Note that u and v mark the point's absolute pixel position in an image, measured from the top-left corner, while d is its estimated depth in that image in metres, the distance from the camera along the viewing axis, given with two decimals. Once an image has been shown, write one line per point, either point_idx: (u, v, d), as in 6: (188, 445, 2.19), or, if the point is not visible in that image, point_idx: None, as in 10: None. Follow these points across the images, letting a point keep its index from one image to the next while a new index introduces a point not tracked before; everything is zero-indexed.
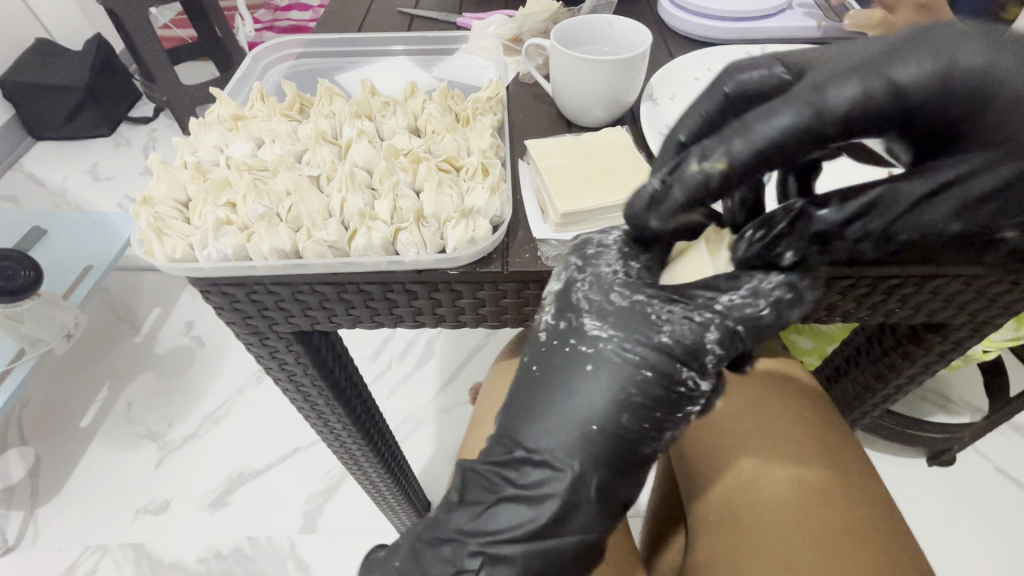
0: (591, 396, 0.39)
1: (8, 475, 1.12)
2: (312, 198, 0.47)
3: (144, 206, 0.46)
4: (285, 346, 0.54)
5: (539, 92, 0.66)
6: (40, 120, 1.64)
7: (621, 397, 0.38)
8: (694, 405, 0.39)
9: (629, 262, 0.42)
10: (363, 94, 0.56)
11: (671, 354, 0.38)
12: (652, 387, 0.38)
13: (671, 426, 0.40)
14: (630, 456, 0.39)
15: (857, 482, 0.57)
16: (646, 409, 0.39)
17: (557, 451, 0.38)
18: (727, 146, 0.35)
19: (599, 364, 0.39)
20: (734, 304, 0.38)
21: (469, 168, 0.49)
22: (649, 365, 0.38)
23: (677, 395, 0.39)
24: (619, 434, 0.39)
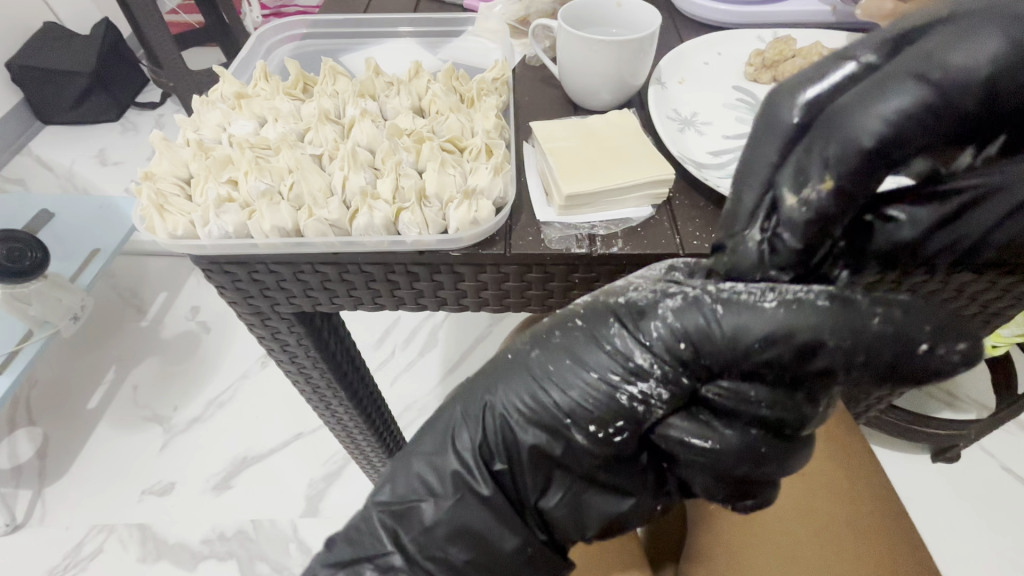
0: (533, 348, 0.40)
1: (17, 454, 1.13)
2: (313, 176, 0.46)
3: (145, 182, 0.45)
4: (287, 327, 0.55)
5: (547, 77, 0.65)
6: (47, 105, 1.64)
7: (555, 353, 0.39)
8: (626, 383, 0.37)
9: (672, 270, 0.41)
10: (367, 74, 0.55)
11: (623, 325, 0.38)
12: (591, 352, 0.38)
13: (588, 394, 0.37)
14: (548, 420, 0.38)
15: (864, 481, 0.56)
16: (583, 373, 0.38)
17: (489, 402, 0.40)
18: (831, 165, 0.33)
19: (549, 322, 0.41)
20: (732, 292, 0.35)
21: (473, 149, 0.49)
22: (595, 332, 0.38)
23: (609, 359, 0.37)
24: (543, 391, 0.38)
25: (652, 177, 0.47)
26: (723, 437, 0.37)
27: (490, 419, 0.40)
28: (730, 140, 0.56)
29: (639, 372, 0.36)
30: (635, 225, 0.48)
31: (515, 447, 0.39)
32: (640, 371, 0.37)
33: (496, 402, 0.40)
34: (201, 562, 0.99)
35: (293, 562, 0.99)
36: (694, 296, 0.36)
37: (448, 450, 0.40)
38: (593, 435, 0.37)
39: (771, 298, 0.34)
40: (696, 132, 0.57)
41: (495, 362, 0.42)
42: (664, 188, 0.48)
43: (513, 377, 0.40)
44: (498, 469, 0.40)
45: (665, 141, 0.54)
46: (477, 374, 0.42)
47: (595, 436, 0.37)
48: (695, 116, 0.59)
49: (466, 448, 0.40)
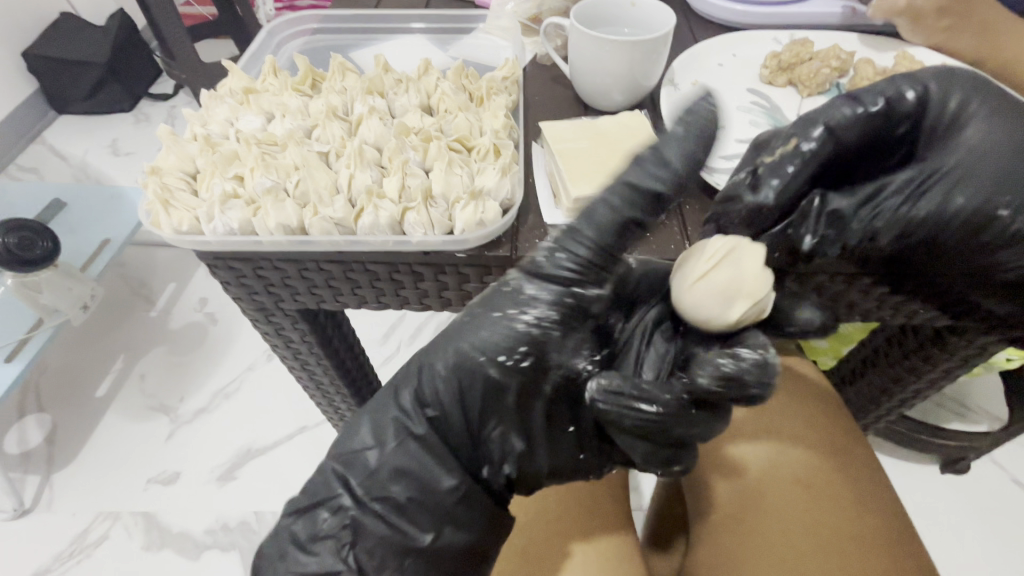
0: (451, 316, 0.44)
1: (26, 440, 1.15)
2: (320, 173, 0.45)
3: (151, 176, 0.45)
4: (291, 324, 0.55)
5: (558, 76, 0.64)
6: (62, 95, 1.65)
7: (465, 321, 0.43)
8: (521, 310, 0.40)
9: None
10: (376, 70, 0.54)
11: (509, 289, 0.42)
12: (485, 315, 0.42)
13: (501, 335, 0.41)
14: (464, 359, 0.42)
15: (874, 497, 0.54)
16: (484, 331, 0.41)
17: (418, 357, 0.45)
18: (766, 183, 0.44)
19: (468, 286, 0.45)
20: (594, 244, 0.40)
21: (480, 149, 0.48)
22: (490, 299, 0.42)
23: (509, 306, 0.41)
24: (460, 330, 0.43)
25: None
26: (656, 395, 0.38)
27: (415, 368, 0.44)
28: (742, 145, 0.55)
29: (532, 302, 0.40)
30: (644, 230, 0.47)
31: (450, 392, 0.42)
32: (533, 302, 0.40)
33: (423, 353, 0.45)
34: (204, 552, 1.00)
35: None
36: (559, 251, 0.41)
37: (406, 432, 0.43)
38: (504, 365, 0.40)
39: (625, 232, 0.39)
40: (708, 135, 0.56)
41: (433, 333, 0.46)
42: None
43: (438, 351, 0.43)
44: (432, 415, 0.43)
45: None
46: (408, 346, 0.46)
47: (503, 365, 0.40)
48: None
49: (404, 409, 0.44)
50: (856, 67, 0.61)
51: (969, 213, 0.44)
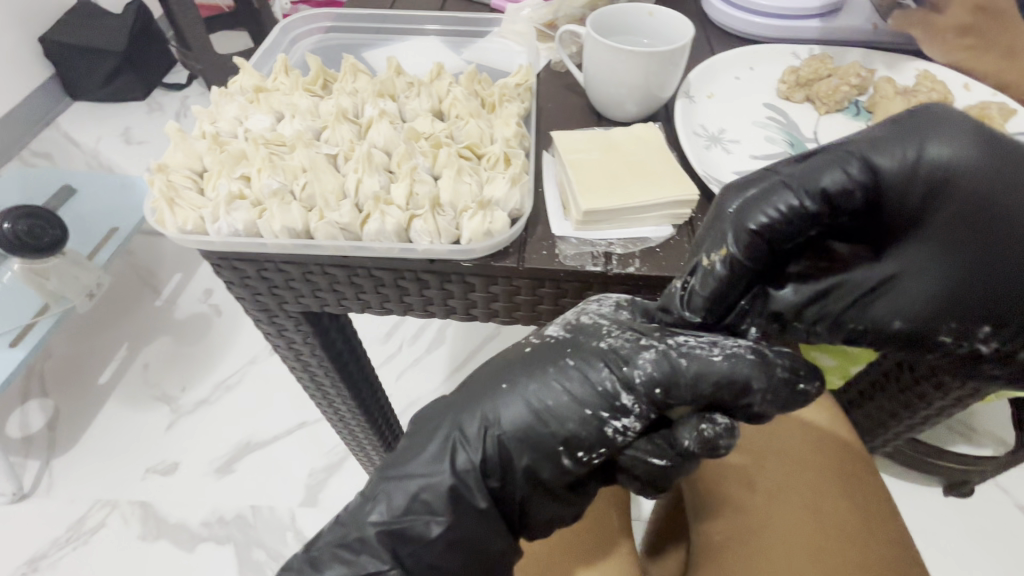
0: (519, 402, 0.40)
1: (28, 424, 1.15)
2: (327, 176, 0.44)
3: (159, 173, 0.45)
4: (293, 325, 0.55)
5: (573, 83, 0.63)
6: (77, 81, 1.66)
7: (536, 412, 0.40)
8: (613, 416, 0.39)
9: (629, 314, 0.43)
10: (389, 73, 0.54)
11: (601, 390, 0.39)
12: (564, 410, 0.39)
13: (580, 427, 0.39)
14: (535, 442, 0.40)
15: (868, 504, 0.55)
16: (561, 428, 0.39)
17: (484, 425, 0.41)
18: (722, 258, 0.39)
19: (534, 356, 0.42)
20: (687, 345, 0.39)
21: (490, 157, 0.47)
22: (566, 390, 0.40)
23: (597, 398, 0.39)
24: (538, 414, 0.40)
25: (674, 198, 0.46)
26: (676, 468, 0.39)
27: (481, 441, 0.40)
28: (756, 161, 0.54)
29: (617, 401, 0.39)
30: (653, 246, 0.46)
31: (521, 467, 0.40)
32: (620, 405, 0.39)
33: (489, 427, 0.40)
34: (200, 544, 1.00)
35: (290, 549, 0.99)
36: (662, 351, 0.39)
37: (444, 463, 0.40)
38: (578, 460, 0.39)
39: (716, 350, 0.38)
40: (723, 150, 0.55)
41: (470, 381, 0.43)
42: (685, 209, 0.47)
43: (502, 428, 0.40)
44: (492, 484, 0.41)
45: (689, 157, 0.52)
46: (451, 407, 0.42)
47: (572, 457, 0.39)
48: (723, 132, 0.57)
49: (462, 469, 0.40)
50: (875, 85, 0.60)
51: (925, 334, 0.38)
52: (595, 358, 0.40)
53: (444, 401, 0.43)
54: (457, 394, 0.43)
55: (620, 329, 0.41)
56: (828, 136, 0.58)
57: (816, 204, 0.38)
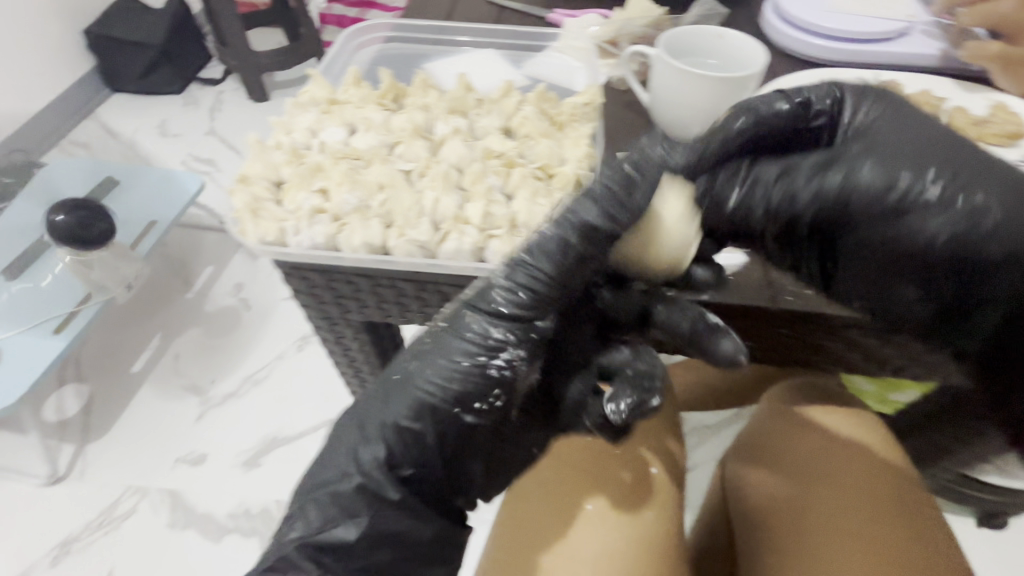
0: (413, 383, 0.41)
1: (64, 409, 1.18)
2: (405, 194, 0.45)
3: (241, 185, 0.46)
4: (352, 334, 0.55)
5: (631, 100, 0.63)
6: (117, 74, 1.69)
7: (426, 387, 0.41)
8: (492, 360, 0.41)
9: (490, 267, 0.44)
10: (459, 89, 0.54)
11: (479, 348, 0.40)
12: (450, 377, 0.41)
13: (466, 383, 0.41)
14: (444, 400, 0.41)
15: (916, 510, 0.56)
16: (455, 391, 0.41)
17: (409, 393, 0.42)
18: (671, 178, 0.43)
19: (450, 318, 0.42)
20: (549, 291, 0.41)
21: (563, 178, 0.48)
22: (450, 359, 0.41)
23: (476, 356, 0.40)
24: (447, 376, 0.41)
25: None
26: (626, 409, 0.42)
27: (406, 409, 0.41)
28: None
29: (506, 355, 0.41)
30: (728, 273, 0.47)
31: (443, 423, 0.41)
32: (506, 353, 0.41)
33: (412, 394, 0.41)
34: (226, 535, 1.02)
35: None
36: (525, 297, 0.41)
37: (378, 472, 0.40)
38: (478, 413, 0.41)
39: (584, 286, 0.41)
40: None
41: (366, 389, 0.43)
42: None
43: (399, 418, 0.41)
44: (407, 474, 0.41)
45: None
46: (354, 414, 0.42)
47: (481, 406, 0.41)
48: None
49: (368, 467, 0.40)
50: (947, 114, 0.59)
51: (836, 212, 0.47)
52: (463, 316, 0.41)
53: (349, 409, 0.43)
54: (352, 410, 0.42)
55: (477, 288, 0.42)
56: None
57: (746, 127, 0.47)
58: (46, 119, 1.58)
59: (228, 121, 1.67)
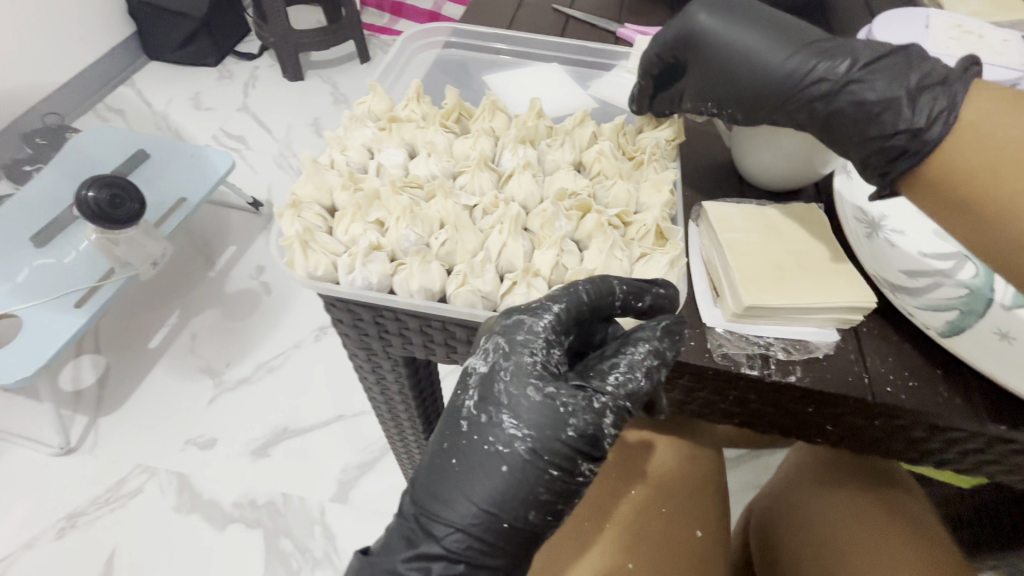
0: (488, 486, 0.34)
1: (79, 378, 1.17)
2: (468, 234, 0.41)
3: (291, 208, 0.42)
4: (390, 365, 0.53)
5: (707, 133, 0.59)
6: (156, 42, 1.67)
7: (508, 492, 0.34)
8: (584, 465, 0.35)
9: (554, 348, 0.36)
10: (529, 115, 0.50)
11: (567, 448, 0.34)
12: (541, 480, 0.34)
13: (555, 486, 0.35)
14: (515, 508, 0.34)
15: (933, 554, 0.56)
16: (541, 492, 0.35)
17: (467, 498, 0.34)
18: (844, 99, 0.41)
19: (533, 420, 0.34)
20: (620, 382, 0.36)
21: (641, 228, 0.43)
22: (528, 456, 0.34)
23: (564, 457, 0.34)
24: (532, 484, 0.34)
25: (846, 303, 0.41)
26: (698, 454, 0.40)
27: (472, 515, 0.34)
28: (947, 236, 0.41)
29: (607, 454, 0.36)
30: (818, 353, 0.41)
31: (523, 532, 0.35)
32: (603, 453, 0.36)
33: (479, 501, 0.34)
34: (230, 524, 0.99)
35: (315, 545, 0.98)
36: (593, 390, 0.36)
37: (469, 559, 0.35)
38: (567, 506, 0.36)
39: (642, 352, 0.37)
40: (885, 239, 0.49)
41: (427, 463, 0.37)
42: (858, 315, 0.41)
43: (479, 517, 0.34)
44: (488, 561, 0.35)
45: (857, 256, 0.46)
46: (424, 482, 0.36)
47: (557, 513, 0.36)
48: None
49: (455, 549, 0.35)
50: None
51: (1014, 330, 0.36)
52: (545, 417, 0.34)
53: (417, 474, 0.37)
54: (421, 468, 0.37)
55: (547, 380, 0.35)
56: None
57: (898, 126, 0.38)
58: (82, 82, 1.56)
59: (261, 99, 1.64)
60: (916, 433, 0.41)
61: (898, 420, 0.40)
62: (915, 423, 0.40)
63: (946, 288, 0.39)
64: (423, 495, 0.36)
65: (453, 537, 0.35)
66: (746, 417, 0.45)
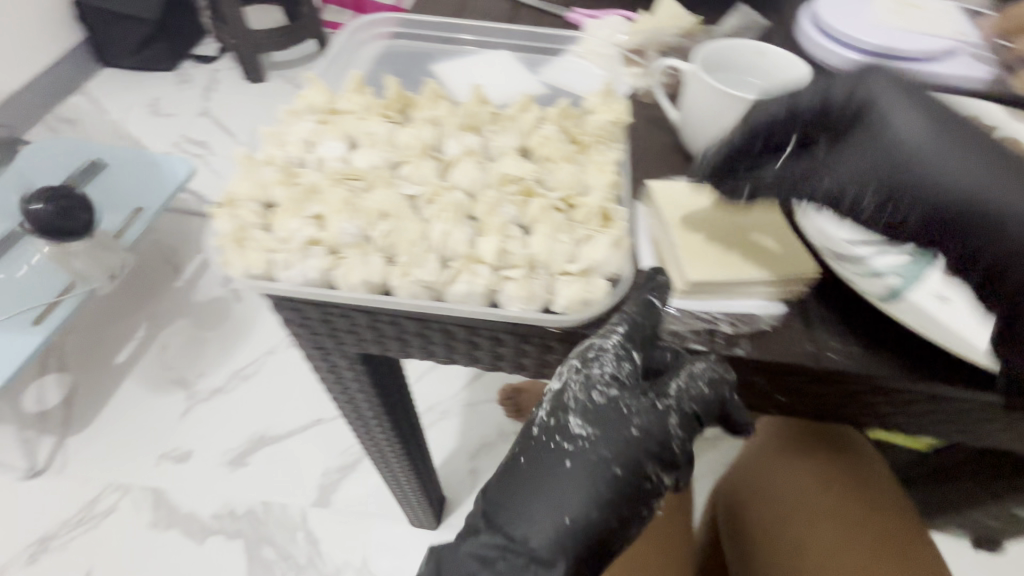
0: (566, 492, 0.38)
1: (43, 400, 1.13)
2: (410, 225, 0.40)
3: (225, 208, 0.41)
4: (347, 363, 0.52)
5: (656, 114, 0.58)
6: (109, 48, 1.61)
7: (586, 497, 0.38)
8: (656, 470, 0.39)
9: (623, 363, 0.40)
10: (472, 102, 0.49)
11: (639, 454, 0.38)
12: (617, 484, 0.38)
13: (631, 491, 0.38)
14: (590, 513, 0.38)
15: (884, 505, 0.60)
16: (617, 495, 0.38)
17: (555, 513, 0.38)
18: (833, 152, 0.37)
19: (601, 427, 0.39)
20: (683, 390, 0.39)
21: (587, 211, 0.42)
22: (608, 465, 0.38)
23: (639, 463, 0.38)
24: (618, 494, 0.38)
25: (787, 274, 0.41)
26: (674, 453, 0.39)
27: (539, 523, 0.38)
28: None
29: (673, 458, 0.39)
30: (762, 325, 0.42)
31: (607, 536, 0.38)
32: (670, 457, 0.39)
33: (561, 505, 0.38)
34: (210, 537, 0.98)
35: (298, 551, 0.96)
36: (659, 403, 0.39)
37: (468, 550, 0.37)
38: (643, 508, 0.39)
39: (701, 367, 0.39)
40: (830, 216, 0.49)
41: (509, 468, 0.41)
42: (798, 284, 0.42)
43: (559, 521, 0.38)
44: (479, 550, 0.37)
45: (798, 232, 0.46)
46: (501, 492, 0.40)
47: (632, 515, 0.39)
48: None
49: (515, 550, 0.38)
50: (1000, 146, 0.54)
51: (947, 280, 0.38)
52: (613, 425, 0.39)
53: (498, 485, 0.41)
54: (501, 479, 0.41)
55: (615, 393, 0.39)
56: None
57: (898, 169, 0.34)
58: (32, 92, 1.49)
59: (221, 102, 1.59)
60: (871, 399, 0.42)
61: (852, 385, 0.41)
62: (859, 388, 0.41)
63: (890, 253, 0.40)
64: (500, 500, 0.40)
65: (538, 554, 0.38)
66: None
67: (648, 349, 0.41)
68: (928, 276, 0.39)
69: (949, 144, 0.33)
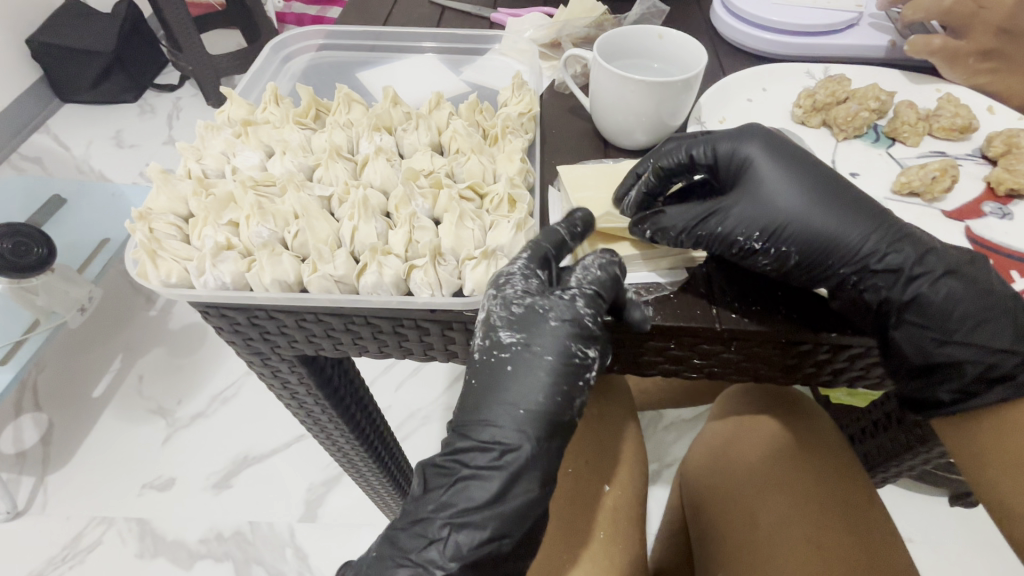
0: (498, 412, 0.39)
1: (20, 440, 1.08)
2: (319, 223, 0.42)
3: (140, 221, 0.42)
4: (288, 367, 0.52)
5: (576, 104, 0.61)
6: (67, 84, 1.60)
7: (518, 395, 0.39)
8: (581, 350, 0.40)
9: (534, 276, 0.41)
10: (384, 103, 0.51)
11: (560, 343, 0.39)
12: (542, 402, 0.39)
13: (557, 396, 0.39)
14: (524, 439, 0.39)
15: (831, 456, 0.61)
16: (546, 420, 0.39)
17: (508, 415, 0.39)
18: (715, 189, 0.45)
19: (524, 330, 0.40)
20: (582, 279, 0.41)
21: (494, 197, 0.45)
22: (530, 360, 0.39)
23: (562, 353, 0.39)
24: (548, 392, 0.39)
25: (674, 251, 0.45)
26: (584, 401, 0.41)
27: (464, 496, 0.39)
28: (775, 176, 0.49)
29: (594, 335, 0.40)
30: (668, 291, 0.44)
31: (536, 443, 0.39)
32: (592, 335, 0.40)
33: (489, 438, 0.39)
34: (198, 561, 0.96)
35: (288, 567, 0.95)
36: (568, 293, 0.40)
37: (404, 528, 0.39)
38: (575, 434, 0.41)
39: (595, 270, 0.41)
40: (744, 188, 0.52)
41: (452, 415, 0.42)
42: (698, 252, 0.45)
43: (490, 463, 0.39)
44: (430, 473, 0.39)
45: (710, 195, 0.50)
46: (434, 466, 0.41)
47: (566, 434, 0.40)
48: None
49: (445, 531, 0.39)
50: (896, 108, 0.57)
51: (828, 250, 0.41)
52: (530, 325, 0.40)
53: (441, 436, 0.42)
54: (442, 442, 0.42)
55: (525, 292, 0.40)
56: (847, 164, 0.55)
57: (754, 208, 0.43)
58: None
59: (183, 129, 1.59)
60: (791, 359, 0.43)
61: (762, 343, 0.42)
62: (765, 342, 0.42)
63: (782, 198, 0.43)
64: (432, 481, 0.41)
65: (481, 469, 0.39)
66: (628, 364, 0.47)
67: (554, 257, 0.42)
68: (814, 223, 0.42)
69: (789, 187, 0.43)
